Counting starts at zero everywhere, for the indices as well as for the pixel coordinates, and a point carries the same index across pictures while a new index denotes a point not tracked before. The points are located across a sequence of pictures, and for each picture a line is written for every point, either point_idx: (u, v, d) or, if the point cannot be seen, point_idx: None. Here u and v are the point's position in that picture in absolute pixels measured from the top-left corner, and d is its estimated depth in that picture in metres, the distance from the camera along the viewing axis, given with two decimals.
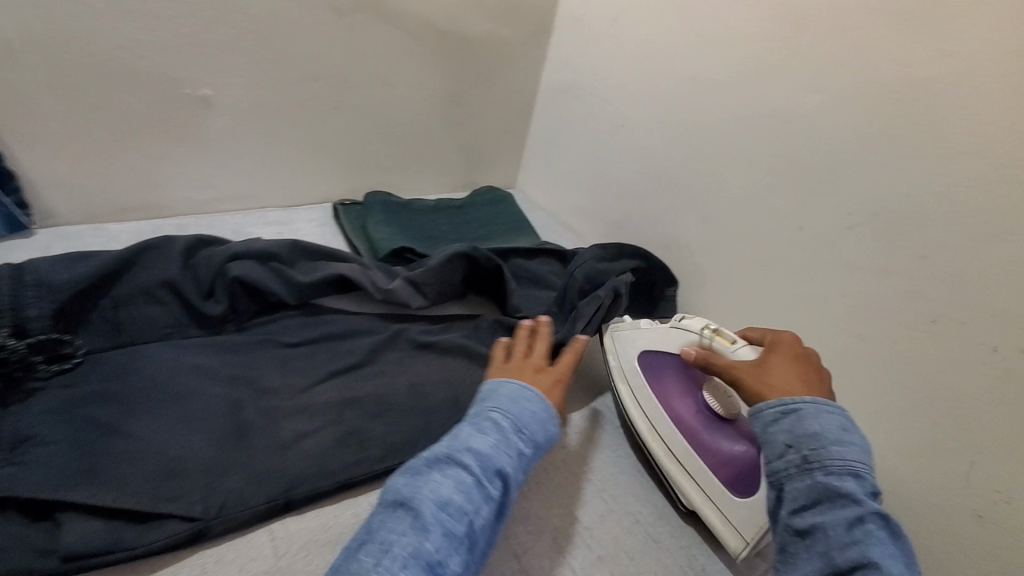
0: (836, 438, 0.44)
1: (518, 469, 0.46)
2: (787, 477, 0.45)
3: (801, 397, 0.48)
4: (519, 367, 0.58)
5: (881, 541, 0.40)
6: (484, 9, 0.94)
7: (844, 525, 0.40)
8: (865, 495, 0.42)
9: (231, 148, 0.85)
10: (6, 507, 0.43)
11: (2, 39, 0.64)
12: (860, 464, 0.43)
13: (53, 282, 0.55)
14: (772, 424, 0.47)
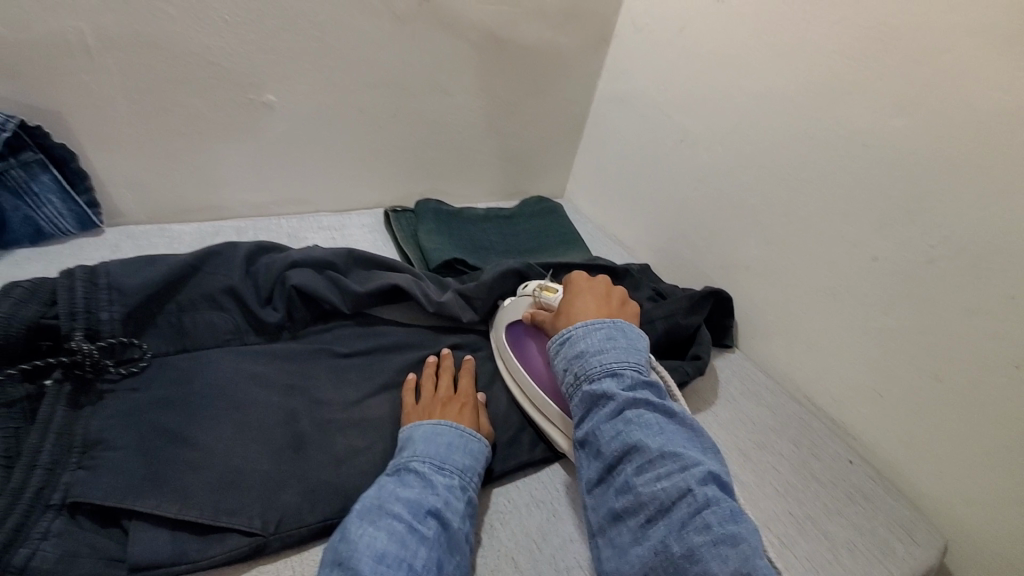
0: (595, 352, 0.56)
1: (454, 502, 0.49)
2: (573, 397, 0.56)
3: (573, 327, 0.59)
4: (435, 402, 0.59)
5: (644, 424, 0.51)
6: (544, 17, 0.93)
7: (611, 420, 0.52)
8: (621, 388, 0.53)
9: (289, 152, 0.86)
10: (80, 512, 0.44)
11: (83, 44, 0.66)
12: (615, 364, 0.55)
13: (123, 286, 0.57)
14: (558, 358, 0.59)
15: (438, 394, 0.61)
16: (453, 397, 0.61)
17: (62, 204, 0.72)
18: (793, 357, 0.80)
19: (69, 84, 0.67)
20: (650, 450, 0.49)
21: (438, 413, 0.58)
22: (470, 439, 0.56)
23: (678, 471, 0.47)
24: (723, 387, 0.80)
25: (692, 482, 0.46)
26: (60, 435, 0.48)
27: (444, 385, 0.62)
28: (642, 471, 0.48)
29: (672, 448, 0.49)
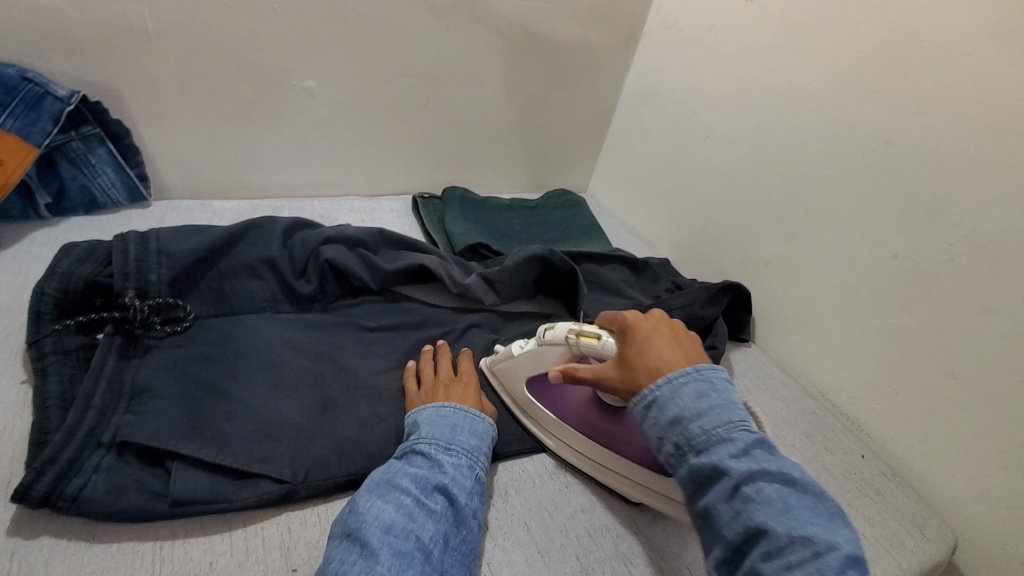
0: (693, 414, 0.46)
1: (461, 479, 0.50)
2: (674, 467, 0.47)
3: (654, 385, 0.49)
4: (438, 384, 0.60)
5: (766, 502, 0.41)
6: (576, 14, 0.95)
7: (726, 498, 0.43)
8: (735, 459, 0.43)
9: (325, 137, 0.90)
10: (126, 450, 0.48)
11: (143, 26, 0.70)
12: (721, 428, 0.45)
13: (172, 251, 0.61)
14: (645, 422, 0.49)
15: (440, 376, 0.61)
16: (454, 379, 0.61)
17: (115, 175, 0.76)
18: (810, 354, 0.81)
19: (127, 63, 0.72)
20: (778, 533, 0.40)
21: (441, 394, 0.58)
22: (474, 419, 0.56)
23: (813, 557, 0.39)
24: (738, 380, 0.81)
25: (830, 570, 0.38)
26: (111, 381, 0.52)
27: (445, 369, 0.62)
28: (771, 558, 0.40)
29: (801, 528, 0.40)
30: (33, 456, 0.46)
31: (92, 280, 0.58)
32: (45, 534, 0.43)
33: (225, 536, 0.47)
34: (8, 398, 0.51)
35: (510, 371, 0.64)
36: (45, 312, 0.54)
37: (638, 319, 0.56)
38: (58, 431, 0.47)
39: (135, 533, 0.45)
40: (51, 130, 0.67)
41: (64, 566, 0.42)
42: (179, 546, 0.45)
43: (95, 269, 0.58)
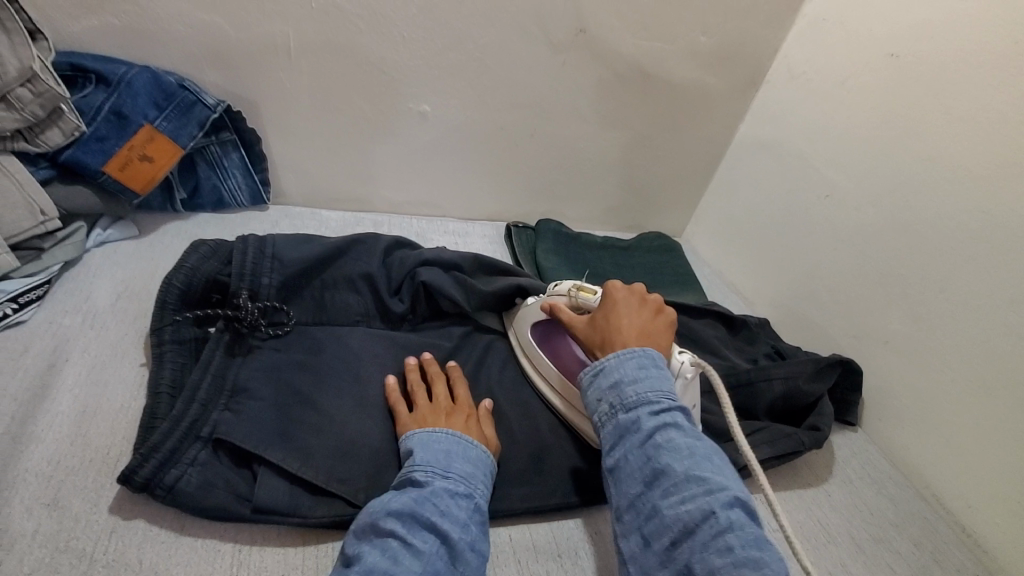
0: (631, 379, 0.50)
1: (456, 511, 0.46)
2: (604, 426, 0.51)
3: (606, 356, 0.53)
4: (438, 411, 0.56)
5: (674, 449, 0.45)
6: (696, 57, 0.92)
7: (639, 445, 0.47)
8: (653, 419, 0.47)
9: (432, 160, 0.93)
10: (220, 448, 0.50)
11: (286, 45, 0.76)
12: (650, 395, 0.49)
13: (285, 258, 0.64)
14: (591, 386, 0.53)
15: (439, 403, 0.57)
16: (454, 408, 0.57)
17: (243, 179, 0.83)
18: (930, 451, 0.71)
19: (268, 79, 0.78)
20: (677, 472, 0.44)
21: (444, 421, 0.54)
22: (468, 445, 0.52)
23: (704, 492, 0.42)
24: (839, 467, 0.73)
25: (716, 505, 0.41)
26: (215, 376, 0.55)
27: (444, 394, 0.58)
28: (667, 494, 0.43)
29: (700, 471, 0.44)
30: (140, 439, 0.49)
31: (212, 277, 0.62)
32: (141, 517, 0.45)
33: (297, 550, 0.47)
34: (129, 379, 0.55)
35: (521, 321, 0.70)
36: (169, 303, 0.58)
37: (623, 288, 0.60)
38: (165, 419, 0.50)
39: (219, 532, 0.46)
40: (196, 134, 0.73)
41: (153, 553, 0.44)
42: (256, 553, 0.46)
43: (216, 267, 0.62)
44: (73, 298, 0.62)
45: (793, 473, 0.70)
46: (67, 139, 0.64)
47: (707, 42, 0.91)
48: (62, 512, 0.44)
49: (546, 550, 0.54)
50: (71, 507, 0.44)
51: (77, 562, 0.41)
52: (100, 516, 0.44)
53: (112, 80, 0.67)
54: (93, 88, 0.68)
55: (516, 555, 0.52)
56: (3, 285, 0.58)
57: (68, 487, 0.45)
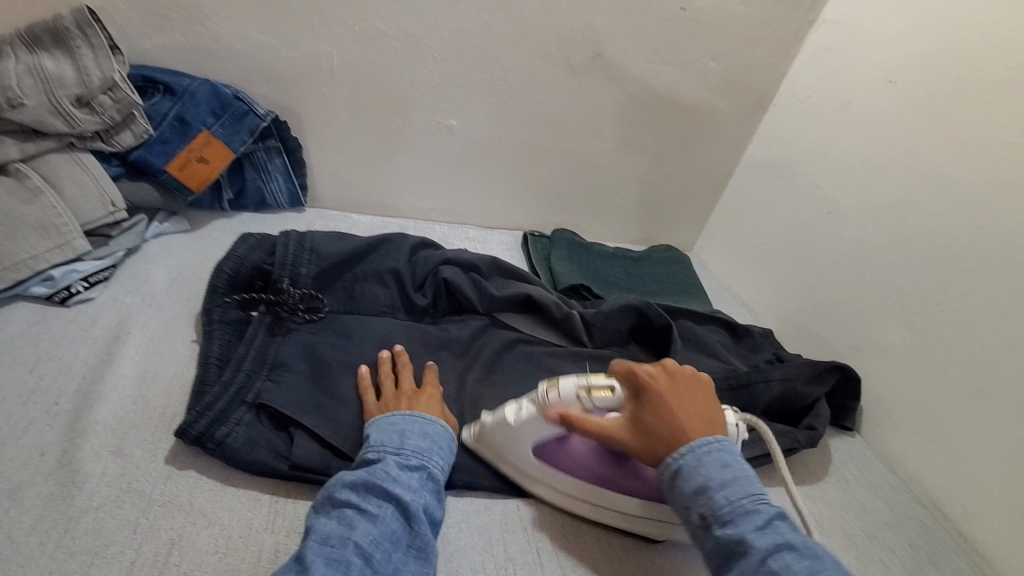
0: (720, 483, 0.49)
1: (406, 480, 0.50)
2: (700, 539, 0.48)
3: (680, 454, 0.51)
4: (401, 395, 0.59)
5: (793, 573, 0.42)
6: (706, 81, 0.98)
7: (751, 569, 0.44)
8: (757, 533, 0.45)
9: (457, 170, 1.00)
10: (262, 412, 0.56)
11: (330, 63, 0.84)
12: (747, 502, 0.47)
13: (322, 251, 0.71)
14: (672, 489, 0.51)
15: (404, 389, 0.60)
16: (418, 392, 0.60)
17: (284, 183, 0.91)
18: (925, 456, 0.74)
19: (312, 93, 0.86)
20: None
21: (405, 404, 0.57)
22: (423, 422, 0.55)
23: None
24: (835, 468, 0.76)
25: None
26: (259, 351, 0.61)
27: (410, 381, 0.61)
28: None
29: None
30: (191, 402, 0.55)
31: (257, 266, 0.69)
32: (193, 467, 0.51)
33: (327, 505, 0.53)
34: (182, 352, 0.62)
35: (508, 438, 0.57)
36: (219, 287, 0.66)
37: (654, 375, 0.56)
38: (213, 385, 0.56)
39: (259, 485, 0.52)
40: (246, 140, 0.80)
41: (202, 498, 0.49)
42: (291, 505, 0.51)
43: (261, 256, 0.69)
44: (134, 281, 0.70)
45: (789, 470, 0.73)
46: (137, 140, 0.73)
47: (716, 67, 0.97)
48: (126, 458, 0.50)
49: (552, 523, 0.58)
50: (133, 455, 0.50)
51: (138, 501, 0.47)
52: (158, 465, 0.50)
53: (177, 91, 0.76)
54: (160, 97, 0.76)
55: (523, 525, 0.57)
56: (76, 265, 0.66)
57: (130, 439, 0.52)
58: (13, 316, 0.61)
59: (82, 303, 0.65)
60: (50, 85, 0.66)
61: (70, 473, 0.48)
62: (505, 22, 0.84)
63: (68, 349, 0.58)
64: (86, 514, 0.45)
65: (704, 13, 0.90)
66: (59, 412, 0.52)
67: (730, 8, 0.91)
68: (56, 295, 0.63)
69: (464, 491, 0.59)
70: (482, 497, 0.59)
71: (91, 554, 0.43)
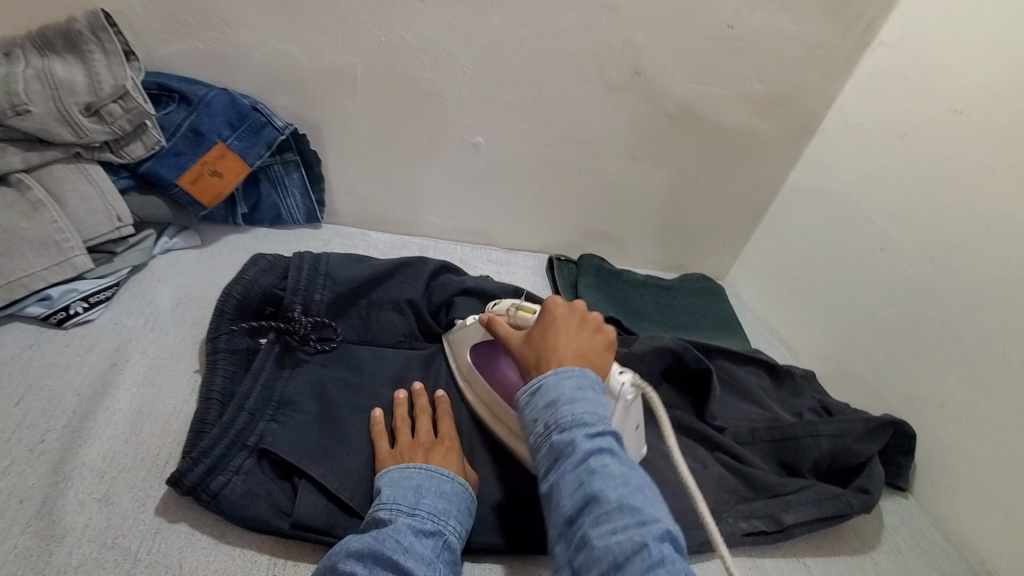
0: (570, 397, 0.46)
1: (421, 549, 0.44)
2: (538, 449, 0.46)
3: (544, 373, 0.49)
4: (417, 445, 0.54)
5: (608, 475, 0.41)
6: (749, 103, 0.92)
7: (573, 470, 0.42)
8: (589, 440, 0.43)
9: (480, 189, 0.95)
10: (264, 459, 0.51)
11: (353, 74, 0.80)
12: (588, 415, 0.45)
13: (337, 276, 0.67)
14: (526, 404, 0.48)
15: (421, 437, 0.55)
16: (436, 441, 0.55)
17: (302, 199, 0.87)
18: (987, 527, 0.67)
19: (334, 106, 0.82)
20: (611, 502, 0.40)
21: (421, 456, 0.52)
22: (441, 479, 0.50)
23: (637, 525, 0.38)
24: (886, 533, 0.69)
25: (649, 538, 0.38)
26: (265, 387, 0.56)
27: (427, 428, 0.56)
28: (597, 524, 0.39)
29: (634, 501, 0.40)
30: (189, 444, 0.50)
31: (268, 290, 0.65)
32: (185, 521, 0.46)
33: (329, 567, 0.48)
34: (183, 383, 0.57)
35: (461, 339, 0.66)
36: (226, 313, 0.61)
37: (559, 305, 0.55)
38: (215, 424, 0.52)
39: (257, 543, 0.47)
40: (263, 154, 0.76)
41: (192, 559, 0.44)
42: (291, 568, 0.46)
43: (272, 280, 0.65)
44: (138, 300, 0.66)
45: (838, 536, 0.66)
46: (148, 152, 0.69)
47: (762, 88, 0.91)
48: (113, 507, 0.45)
49: None
50: (120, 504, 0.46)
51: (122, 560, 0.43)
52: (146, 517, 0.46)
53: (193, 100, 0.72)
54: (175, 107, 0.72)
55: None
56: (77, 284, 0.62)
57: (118, 485, 0.47)
58: (7, 338, 0.57)
59: (81, 325, 0.61)
60: (59, 90, 0.63)
61: (50, 524, 0.43)
62: (538, 36, 0.79)
63: (61, 378, 0.54)
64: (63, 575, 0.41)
65: (751, 31, 0.84)
66: (44, 451, 0.48)
67: (779, 27, 0.85)
68: (53, 316, 0.59)
69: (480, 554, 0.54)
70: (500, 561, 0.54)
71: None
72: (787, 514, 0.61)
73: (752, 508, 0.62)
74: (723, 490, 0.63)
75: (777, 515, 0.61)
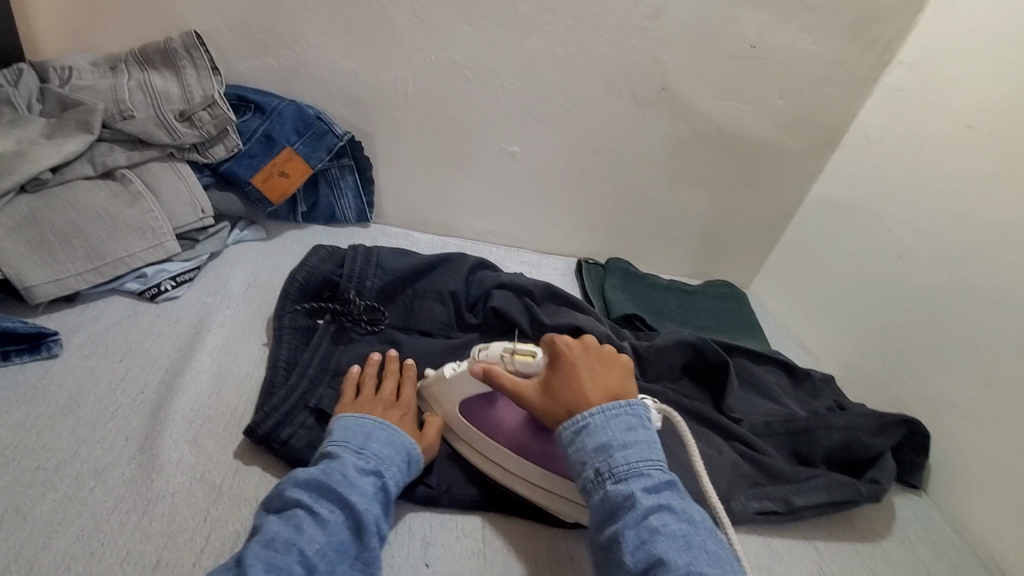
0: (621, 445, 0.52)
1: (362, 485, 0.49)
2: (592, 494, 0.52)
3: (586, 414, 0.55)
4: (377, 401, 0.59)
5: (670, 534, 0.47)
6: (772, 118, 0.97)
7: (634, 524, 0.48)
8: (646, 494, 0.50)
9: (515, 195, 1.02)
10: (322, 420, 0.58)
11: (405, 88, 0.88)
12: (639, 464, 0.51)
13: (387, 266, 0.75)
14: (574, 446, 0.54)
15: (383, 396, 0.61)
16: (395, 403, 0.61)
17: (355, 200, 0.95)
18: (999, 524, 0.69)
19: (386, 116, 0.91)
20: (676, 563, 0.45)
21: (379, 411, 0.58)
22: (391, 432, 0.56)
23: None
24: (897, 525, 0.72)
25: None
26: (322, 358, 0.64)
27: (390, 390, 0.62)
28: None
29: (698, 564, 0.45)
30: (260, 402, 0.58)
31: (327, 276, 0.73)
32: (258, 464, 0.54)
33: None
34: (254, 353, 0.66)
35: (443, 392, 0.63)
36: (291, 294, 0.69)
37: (570, 345, 0.62)
38: (283, 386, 0.60)
39: None
40: (324, 158, 0.85)
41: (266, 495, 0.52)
42: None
43: (330, 268, 0.74)
44: (215, 283, 0.75)
45: (848, 524, 0.70)
46: (228, 154, 0.78)
47: (783, 104, 0.96)
48: (201, 449, 0.53)
49: None
50: (206, 447, 0.53)
51: (209, 491, 0.50)
52: (227, 459, 0.53)
53: (266, 109, 0.82)
54: (251, 115, 0.82)
55: (570, 554, 0.57)
56: (167, 266, 0.72)
57: (204, 432, 0.55)
58: (109, 309, 0.67)
59: (168, 300, 0.70)
60: (158, 101, 0.75)
61: (151, 457, 0.51)
62: (573, 55, 0.87)
63: (154, 343, 0.63)
64: (162, 498, 0.48)
65: (773, 51, 0.90)
66: (143, 401, 0.56)
67: (800, 47, 0.90)
68: (147, 292, 0.69)
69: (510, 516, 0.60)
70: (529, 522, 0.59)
71: (166, 538, 0.46)
72: (798, 498, 0.65)
73: (764, 490, 0.66)
74: (737, 474, 0.67)
75: (789, 498, 0.65)
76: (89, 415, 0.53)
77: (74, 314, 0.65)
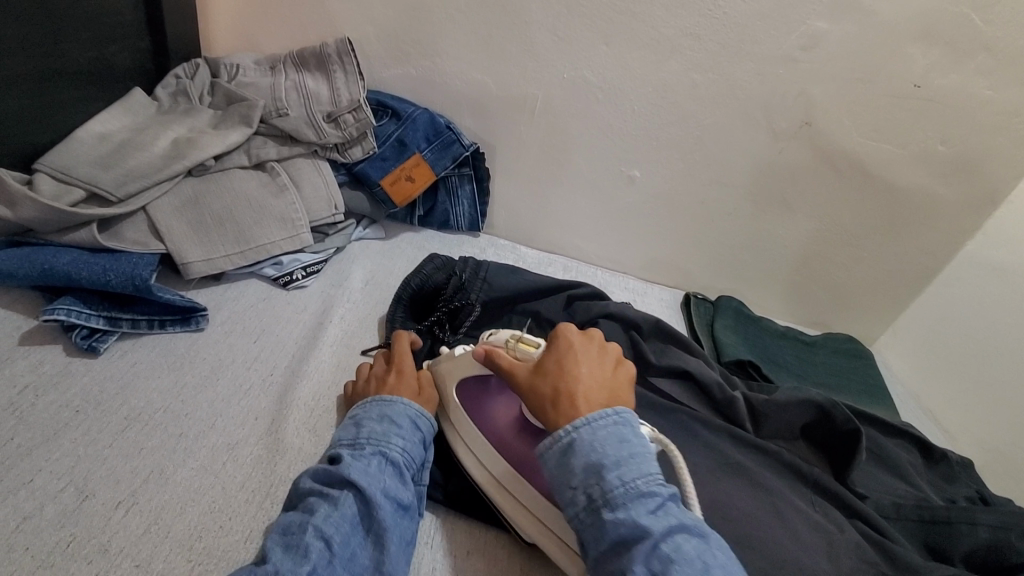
0: (613, 461, 0.47)
1: (363, 461, 0.49)
2: (587, 523, 0.46)
3: (572, 426, 0.50)
4: (372, 379, 0.60)
5: (685, 560, 0.41)
6: (929, 165, 0.87)
7: (643, 554, 0.42)
8: (648, 516, 0.44)
9: (627, 220, 0.99)
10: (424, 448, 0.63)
11: (534, 104, 0.89)
12: (638, 482, 0.46)
13: (493, 282, 0.76)
14: (563, 469, 0.49)
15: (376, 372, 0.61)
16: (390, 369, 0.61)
17: (470, 208, 0.98)
18: None
19: (511, 131, 0.92)
20: None
21: (373, 389, 0.59)
22: (382, 403, 0.56)
23: None
24: None
25: None
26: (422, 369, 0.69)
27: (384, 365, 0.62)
28: None
29: None
30: None
31: (438, 286, 0.76)
32: None
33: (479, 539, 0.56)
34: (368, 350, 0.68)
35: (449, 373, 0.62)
36: (403, 298, 0.74)
37: (572, 338, 0.58)
38: None
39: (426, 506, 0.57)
40: (448, 165, 0.87)
41: None
42: (442, 530, 0.56)
43: (442, 278, 0.76)
44: (338, 276, 0.79)
45: None
46: (364, 155, 0.83)
47: (944, 151, 0.85)
48: (319, 439, 0.56)
49: None
50: (324, 438, 0.56)
51: None
52: None
53: (402, 116, 0.85)
54: (387, 120, 0.86)
55: None
56: (301, 256, 0.76)
57: (322, 422, 0.57)
58: (247, 290, 0.72)
59: (298, 288, 0.75)
60: (309, 101, 0.80)
61: (275, 441, 0.54)
62: (711, 82, 0.83)
63: (283, 328, 0.67)
64: (282, 484, 0.51)
65: (940, 93, 0.81)
66: (271, 383, 0.60)
67: (972, 92, 0.80)
68: (281, 278, 0.74)
69: None
70: None
71: None
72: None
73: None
74: None
75: None
76: (225, 391, 0.58)
77: (218, 292, 0.71)
